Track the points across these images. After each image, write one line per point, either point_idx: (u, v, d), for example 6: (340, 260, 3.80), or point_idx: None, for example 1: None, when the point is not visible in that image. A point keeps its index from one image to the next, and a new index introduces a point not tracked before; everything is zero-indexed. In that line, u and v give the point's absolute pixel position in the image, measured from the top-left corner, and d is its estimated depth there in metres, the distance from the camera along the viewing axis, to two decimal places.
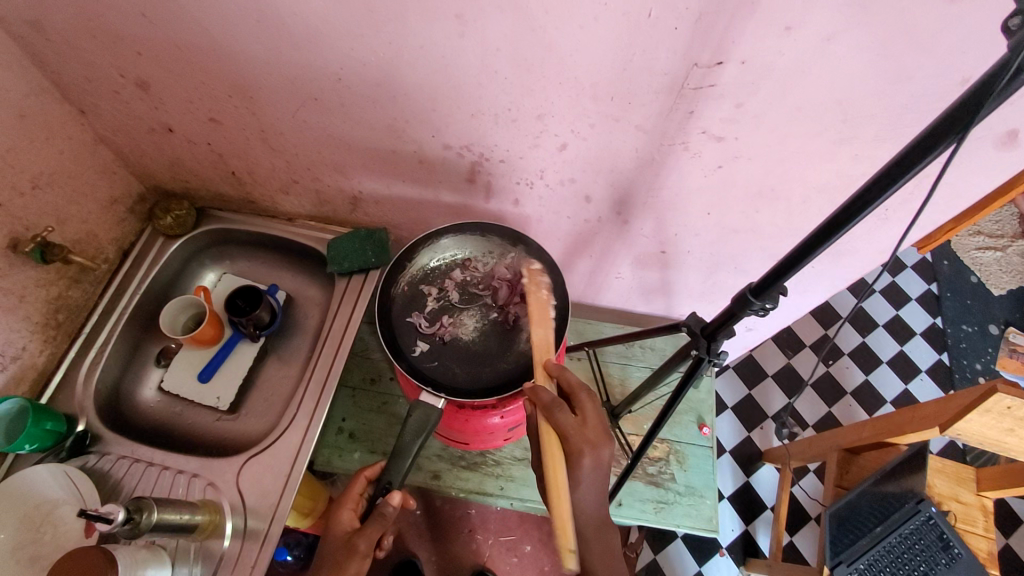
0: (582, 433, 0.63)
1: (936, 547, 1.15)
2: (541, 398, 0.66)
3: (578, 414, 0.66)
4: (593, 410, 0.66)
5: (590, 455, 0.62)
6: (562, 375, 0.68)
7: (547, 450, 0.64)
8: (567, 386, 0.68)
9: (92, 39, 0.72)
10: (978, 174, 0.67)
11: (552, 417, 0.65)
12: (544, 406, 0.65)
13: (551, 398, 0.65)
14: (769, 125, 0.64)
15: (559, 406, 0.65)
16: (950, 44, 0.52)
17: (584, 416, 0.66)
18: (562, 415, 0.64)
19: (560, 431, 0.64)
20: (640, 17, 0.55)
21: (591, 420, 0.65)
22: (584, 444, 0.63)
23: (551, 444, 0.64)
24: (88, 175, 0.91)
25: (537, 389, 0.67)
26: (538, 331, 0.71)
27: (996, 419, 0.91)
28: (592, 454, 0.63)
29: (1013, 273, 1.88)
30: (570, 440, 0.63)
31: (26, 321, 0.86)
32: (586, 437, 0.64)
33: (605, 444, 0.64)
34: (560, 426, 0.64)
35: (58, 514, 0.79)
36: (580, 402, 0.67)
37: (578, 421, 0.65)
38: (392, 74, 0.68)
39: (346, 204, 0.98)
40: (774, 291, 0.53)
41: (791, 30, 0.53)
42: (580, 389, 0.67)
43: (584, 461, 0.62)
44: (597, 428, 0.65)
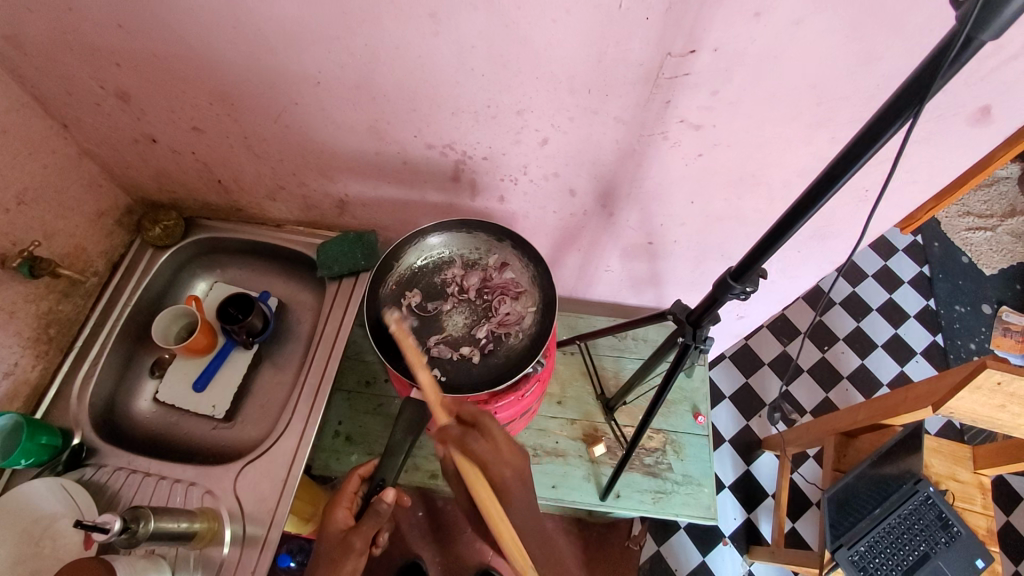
0: (498, 456, 0.69)
1: (936, 526, 1.17)
2: (453, 435, 0.69)
3: (488, 439, 0.70)
4: (499, 429, 0.71)
5: (511, 475, 0.69)
6: (461, 408, 0.71)
7: (474, 487, 0.64)
8: (467, 415, 0.71)
9: (71, 53, 0.72)
10: (954, 152, 0.68)
11: (467, 449, 0.68)
12: (454, 440, 0.68)
13: (461, 431, 0.69)
14: (744, 111, 0.65)
15: (470, 436, 0.69)
16: (918, 23, 0.52)
17: (494, 439, 0.70)
18: (474, 443, 0.68)
19: (479, 464, 0.67)
20: (610, 8, 0.55)
21: (501, 442, 0.70)
22: (504, 467, 0.69)
23: (476, 483, 0.65)
24: (74, 190, 0.91)
25: (445, 426, 0.69)
26: (421, 373, 0.68)
27: (988, 396, 0.92)
28: (511, 472, 0.69)
29: (1004, 252, 1.89)
30: (490, 467, 0.68)
31: (17, 336, 0.86)
32: (502, 457, 0.69)
33: (517, 461, 0.70)
34: (477, 456, 0.68)
35: (57, 527, 0.79)
36: (485, 425, 0.71)
37: (490, 444, 0.69)
38: (371, 76, 0.68)
39: (334, 208, 0.99)
40: (753, 274, 0.54)
41: (760, 15, 0.53)
42: (479, 412, 0.71)
43: (506, 482, 0.68)
44: (505, 445, 0.70)
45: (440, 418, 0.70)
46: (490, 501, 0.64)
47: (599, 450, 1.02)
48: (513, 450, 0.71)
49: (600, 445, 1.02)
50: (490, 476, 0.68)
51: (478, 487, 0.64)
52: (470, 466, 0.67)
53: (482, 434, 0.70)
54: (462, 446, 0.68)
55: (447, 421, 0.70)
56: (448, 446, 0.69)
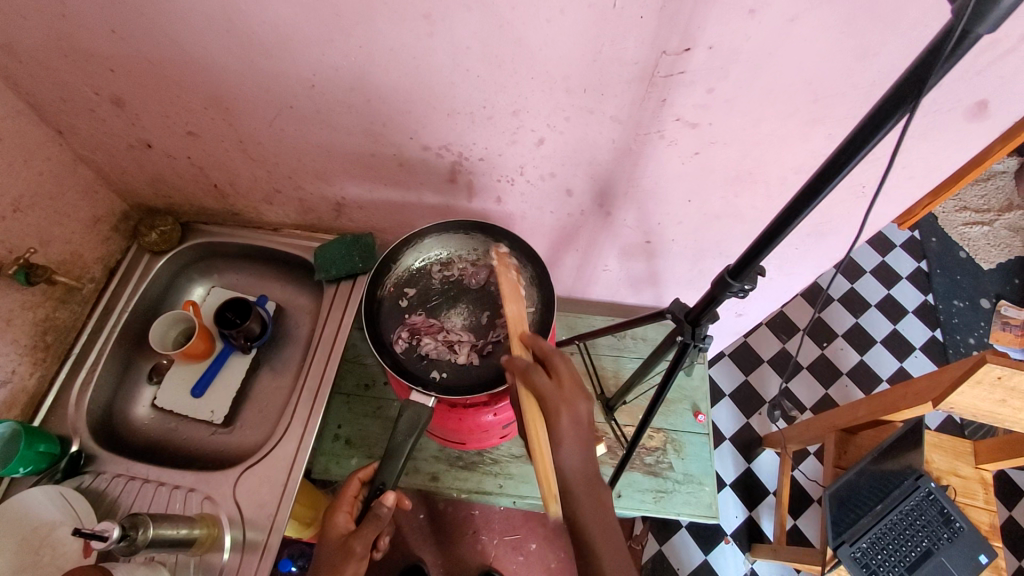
0: (556, 391, 0.64)
1: (938, 522, 1.16)
2: (516, 364, 0.68)
3: (552, 376, 0.66)
4: (568, 370, 0.66)
5: (567, 413, 0.63)
6: (536, 342, 0.69)
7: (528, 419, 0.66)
8: (541, 351, 0.69)
9: (65, 59, 0.72)
10: (950, 146, 0.67)
11: (527, 381, 0.66)
12: (518, 371, 0.67)
13: (527, 363, 0.67)
14: (740, 109, 0.65)
15: (534, 370, 0.66)
16: (912, 19, 0.52)
17: (559, 377, 0.65)
18: (537, 377, 0.65)
19: (538, 395, 0.65)
20: (605, 7, 0.55)
21: (567, 381, 0.65)
22: (561, 403, 0.63)
23: (535, 419, 0.66)
24: (70, 196, 0.91)
25: (513, 357, 0.68)
26: (511, 308, 0.73)
27: (988, 390, 0.92)
28: (567, 410, 0.63)
29: (1002, 246, 1.89)
30: (546, 401, 0.64)
31: (14, 343, 0.85)
32: (562, 395, 0.64)
33: (580, 401, 0.64)
34: (535, 388, 0.65)
35: (56, 536, 0.79)
36: (555, 363, 0.67)
37: (556, 383, 0.65)
38: (366, 78, 0.68)
39: (331, 211, 0.99)
40: (752, 272, 0.54)
41: (754, 12, 0.53)
42: (556, 353, 0.68)
43: (561, 419, 0.62)
44: (572, 387, 0.64)
45: (514, 349, 0.71)
46: (540, 432, 0.66)
47: (600, 450, 1.02)
48: (580, 393, 0.64)
49: (600, 445, 1.02)
50: (547, 410, 0.64)
51: (536, 422, 0.66)
52: (531, 399, 0.66)
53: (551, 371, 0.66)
54: (524, 379, 0.67)
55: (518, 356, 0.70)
56: (514, 376, 0.69)
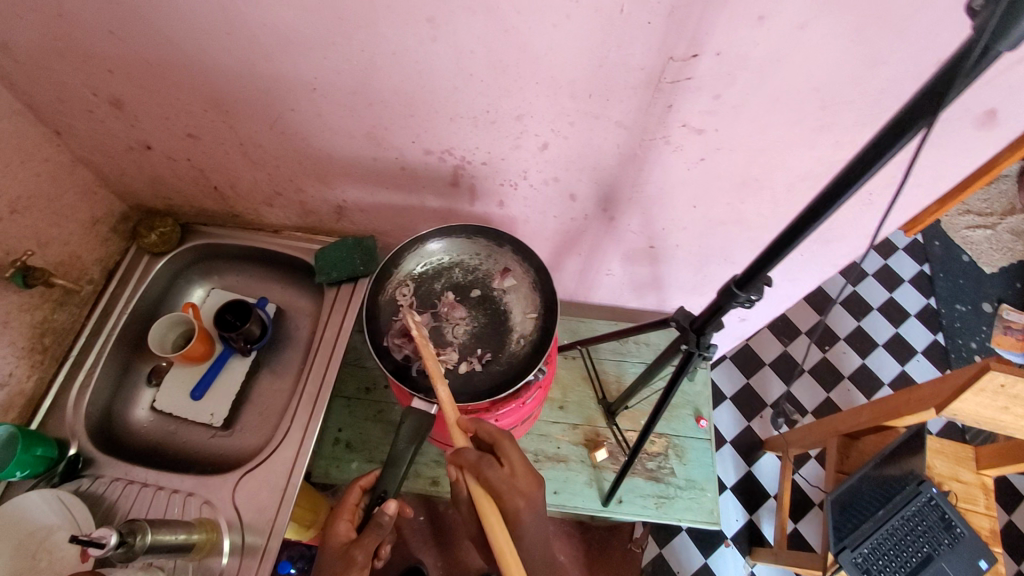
0: (512, 484, 0.66)
1: (939, 528, 1.16)
2: (467, 458, 0.68)
3: (504, 465, 0.68)
4: (518, 456, 0.69)
5: (525, 507, 0.66)
6: (481, 427, 0.70)
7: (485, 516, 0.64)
8: (488, 436, 0.70)
9: (63, 60, 0.71)
10: (959, 154, 0.67)
11: (483, 476, 0.66)
12: (471, 466, 0.67)
13: (477, 455, 0.68)
14: (748, 115, 0.64)
15: (488, 461, 0.67)
16: (924, 27, 0.52)
17: (511, 465, 0.68)
18: (491, 470, 0.66)
19: (492, 491, 0.66)
20: (612, 13, 0.54)
21: (518, 470, 0.68)
22: (518, 496, 0.66)
23: (486, 507, 0.64)
24: (68, 197, 0.90)
25: (462, 449, 0.68)
26: (441, 388, 0.71)
27: (992, 398, 0.91)
28: (526, 504, 0.66)
29: (1005, 250, 1.88)
30: (502, 497, 0.66)
31: (12, 346, 0.85)
32: (518, 487, 0.67)
33: (534, 491, 0.68)
34: (492, 483, 0.66)
35: (53, 540, 0.78)
36: (504, 449, 0.69)
37: (507, 472, 0.67)
38: (368, 82, 0.67)
39: (332, 213, 0.98)
40: (759, 283, 0.53)
41: (763, 19, 0.53)
42: (499, 438, 0.70)
43: (520, 517, 0.66)
44: (523, 475, 0.68)
45: (457, 441, 0.70)
46: (501, 532, 0.62)
47: (601, 455, 1.01)
48: (530, 481, 0.68)
49: (602, 450, 1.02)
50: (506, 507, 0.66)
51: (488, 516, 0.64)
52: (485, 494, 0.65)
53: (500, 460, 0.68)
54: (478, 472, 0.67)
55: (464, 445, 0.69)
56: (466, 472, 0.68)
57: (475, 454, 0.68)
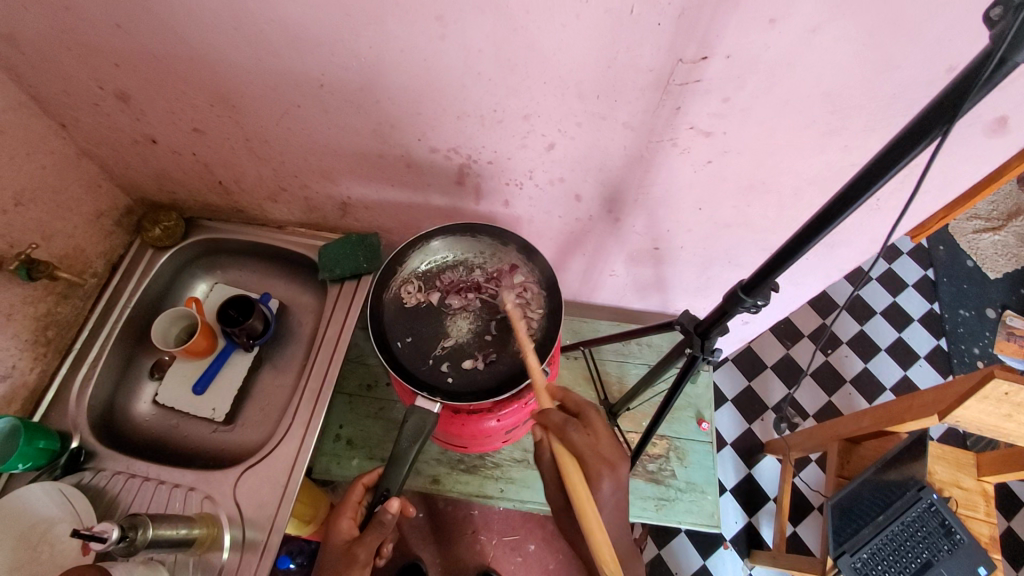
0: (594, 451, 0.65)
1: (939, 534, 1.15)
2: (553, 421, 0.68)
3: (588, 430, 0.68)
4: (602, 424, 0.68)
5: (609, 476, 0.64)
6: (567, 396, 0.72)
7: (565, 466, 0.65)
8: (576, 405, 0.71)
9: (70, 53, 0.71)
10: (969, 160, 0.66)
11: (567, 439, 0.66)
12: (555, 427, 0.68)
13: (564, 418, 0.67)
14: (756, 119, 0.64)
15: (571, 424, 0.67)
16: (938, 32, 0.51)
17: (596, 434, 0.67)
18: (575, 433, 0.66)
19: (577, 454, 0.65)
20: (622, 13, 0.54)
21: (602, 438, 0.67)
22: (602, 466, 0.64)
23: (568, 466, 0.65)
24: (73, 190, 0.90)
25: (547, 411, 0.69)
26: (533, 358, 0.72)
27: (995, 405, 0.91)
28: (610, 474, 0.64)
29: (1009, 256, 1.87)
30: (586, 461, 0.65)
31: (15, 338, 0.85)
32: (602, 457, 0.65)
33: (621, 462, 0.65)
34: (574, 446, 0.66)
35: (54, 533, 0.79)
36: (588, 418, 0.70)
37: (592, 439, 0.67)
38: (375, 79, 0.67)
39: (336, 210, 0.98)
40: (766, 288, 0.53)
41: (775, 23, 0.52)
42: (586, 408, 0.70)
43: (603, 485, 0.64)
44: (609, 445, 0.66)
45: (543, 402, 0.71)
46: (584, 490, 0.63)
47: None
48: (617, 454, 0.66)
49: None
50: (587, 471, 0.64)
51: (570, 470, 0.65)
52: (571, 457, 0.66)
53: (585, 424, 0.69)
54: (561, 435, 0.67)
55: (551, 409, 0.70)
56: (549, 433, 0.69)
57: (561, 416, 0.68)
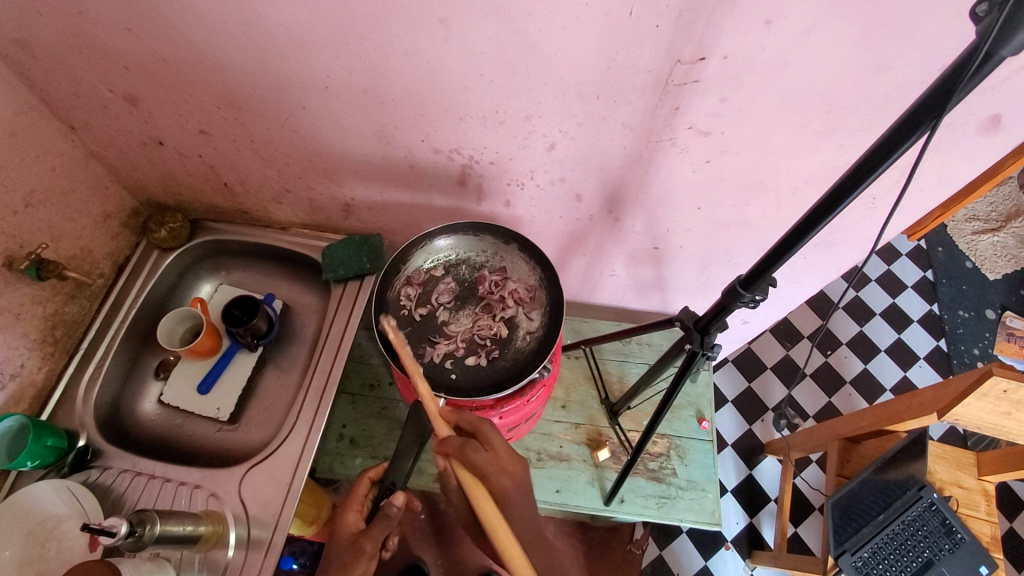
0: (498, 464, 0.67)
1: (940, 533, 1.16)
2: (453, 446, 0.68)
3: (488, 448, 0.69)
4: (498, 436, 0.71)
5: (511, 483, 0.68)
6: (460, 416, 0.73)
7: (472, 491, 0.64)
8: (469, 423, 0.72)
9: (81, 57, 0.73)
10: (963, 159, 0.67)
11: (467, 458, 0.67)
12: (456, 451, 0.68)
13: (462, 441, 0.69)
14: (753, 118, 0.65)
15: (472, 445, 0.68)
16: (927, 33, 0.52)
17: (495, 449, 0.69)
18: (476, 452, 0.68)
19: (479, 473, 0.66)
20: (621, 16, 0.55)
21: (501, 450, 0.70)
22: (501, 476, 0.68)
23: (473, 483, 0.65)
24: (81, 192, 0.91)
25: (447, 438, 0.69)
26: (421, 384, 0.70)
27: (994, 403, 0.92)
28: (511, 480, 0.68)
29: (1009, 257, 1.88)
30: (488, 476, 0.67)
31: (24, 338, 0.86)
32: (502, 468, 0.68)
33: (519, 468, 0.69)
34: (477, 465, 0.67)
35: (62, 529, 0.79)
36: (485, 433, 0.71)
37: (491, 454, 0.69)
38: (378, 82, 0.69)
39: (340, 211, 0.99)
40: (763, 282, 0.54)
41: (770, 24, 0.54)
42: (484, 423, 0.72)
43: (505, 490, 0.67)
44: (506, 453, 0.69)
45: (441, 430, 0.70)
46: (490, 508, 0.63)
47: (603, 455, 1.02)
48: (512, 460, 0.70)
49: (604, 450, 1.02)
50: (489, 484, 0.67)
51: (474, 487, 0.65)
52: (470, 475, 0.66)
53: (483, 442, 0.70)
54: (461, 456, 0.68)
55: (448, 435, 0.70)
56: (452, 460, 0.69)
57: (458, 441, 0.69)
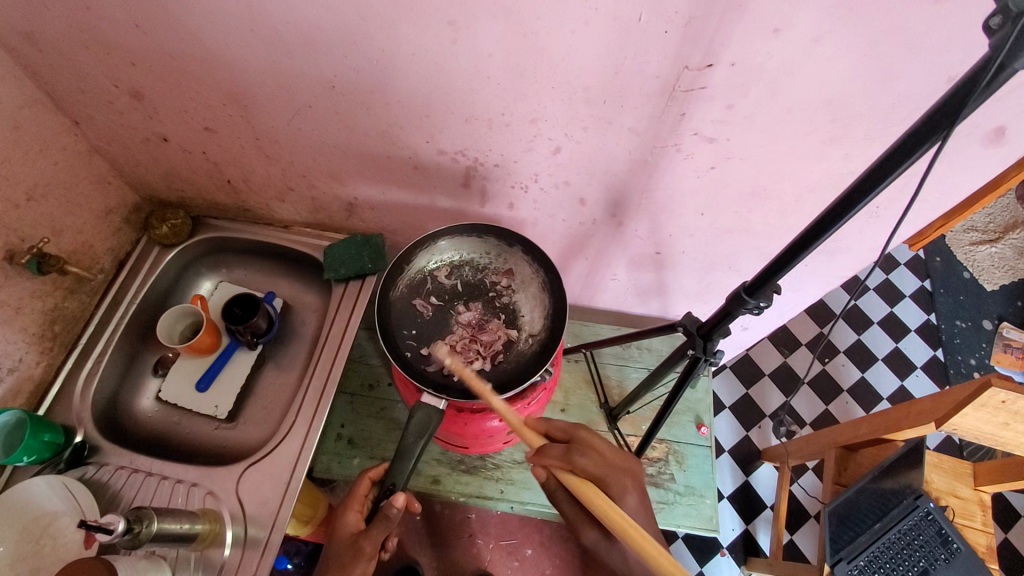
0: (608, 467, 0.71)
1: (935, 543, 1.15)
2: (557, 454, 0.70)
3: (593, 452, 0.71)
4: (598, 439, 0.74)
5: (626, 487, 0.71)
6: (556, 427, 0.75)
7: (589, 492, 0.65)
8: (566, 433, 0.74)
9: (87, 51, 0.72)
10: (966, 170, 0.68)
11: (575, 466, 0.69)
12: (560, 459, 0.70)
13: (562, 449, 0.70)
14: (759, 126, 0.65)
15: (576, 451, 0.70)
16: (933, 45, 0.53)
17: (599, 452, 0.72)
18: (582, 457, 0.70)
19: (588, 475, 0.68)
20: (630, 21, 0.55)
21: (606, 455, 0.72)
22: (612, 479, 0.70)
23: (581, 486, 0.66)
24: (83, 187, 0.91)
25: (546, 448, 0.71)
26: (495, 401, 0.69)
27: (992, 413, 0.92)
28: (626, 486, 0.71)
29: (1006, 268, 1.89)
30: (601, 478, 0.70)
31: (23, 332, 0.86)
32: (612, 469, 0.71)
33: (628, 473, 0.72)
34: (587, 468, 0.69)
35: (58, 526, 0.79)
36: (582, 437, 0.73)
37: (598, 459, 0.71)
38: (386, 82, 0.69)
39: (342, 210, 0.99)
40: (768, 290, 0.54)
41: (779, 32, 0.54)
42: (579, 432, 0.74)
43: (624, 497, 0.70)
44: (610, 457, 0.73)
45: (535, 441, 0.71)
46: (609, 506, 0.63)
47: None
48: (623, 465, 0.73)
49: None
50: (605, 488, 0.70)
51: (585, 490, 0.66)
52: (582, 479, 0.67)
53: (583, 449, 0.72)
54: (571, 465, 0.69)
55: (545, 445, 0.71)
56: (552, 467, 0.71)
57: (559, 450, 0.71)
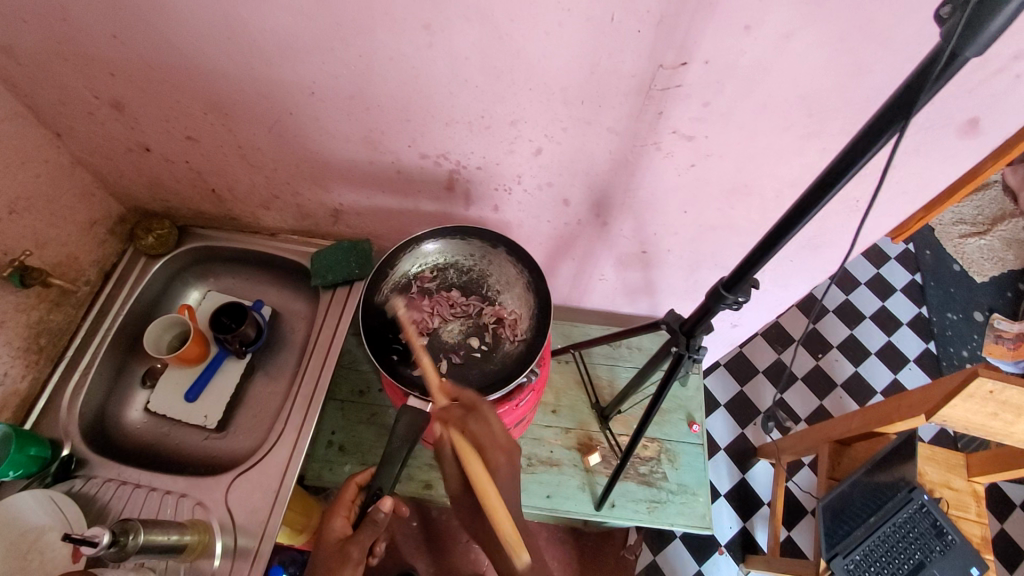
0: (493, 438, 0.70)
1: (930, 535, 1.16)
2: (453, 415, 0.71)
3: (486, 422, 0.71)
4: (497, 417, 0.72)
5: (505, 459, 0.69)
6: (461, 392, 0.73)
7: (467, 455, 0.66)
8: (468, 401, 0.73)
9: (65, 63, 0.72)
10: (942, 162, 0.68)
11: (466, 428, 0.70)
12: (454, 421, 0.70)
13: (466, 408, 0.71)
14: (736, 122, 0.65)
15: (469, 416, 0.71)
16: (904, 37, 0.53)
17: (492, 425, 0.71)
18: (474, 425, 0.70)
19: (476, 445, 0.69)
20: (602, 21, 0.56)
21: (499, 427, 0.71)
22: (497, 450, 0.69)
23: (469, 454, 0.66)
24: (66, 200, 0.91)
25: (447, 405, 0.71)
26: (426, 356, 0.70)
27: (980, 404, 0.92)
28: (506, 458, 0.69)
29: (996, 260, 1.90)
30: (485, 450, 0.69)
31: (7, 346, 0.85)
32: (499, 445, 0.70)
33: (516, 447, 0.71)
34: (476, 438, 0.69)
35: (44, 541, 0.78)
36: (483, 411, 0.72)
37: (488, 429, 0.71)
38: (364, 88, 0.69)
39: (328, 217, 0.99)
40: (746, 284, 0.54)
41: (749, 28, 0.54)
42: (481, 404, 0.72)
43: (500, 467, 0.68)
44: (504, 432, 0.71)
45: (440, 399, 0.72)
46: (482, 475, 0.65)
47: (594, 459, 1.02)
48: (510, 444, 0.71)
49: (594, 455, 1.02)
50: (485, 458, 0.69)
51: (471, 461, 0.65)
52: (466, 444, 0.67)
53: (481, 418, 0.71)
54: (461, 427, 0.70)
55: (447, 404, 0.72)
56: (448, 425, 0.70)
57: (460, 410, 0.72)
